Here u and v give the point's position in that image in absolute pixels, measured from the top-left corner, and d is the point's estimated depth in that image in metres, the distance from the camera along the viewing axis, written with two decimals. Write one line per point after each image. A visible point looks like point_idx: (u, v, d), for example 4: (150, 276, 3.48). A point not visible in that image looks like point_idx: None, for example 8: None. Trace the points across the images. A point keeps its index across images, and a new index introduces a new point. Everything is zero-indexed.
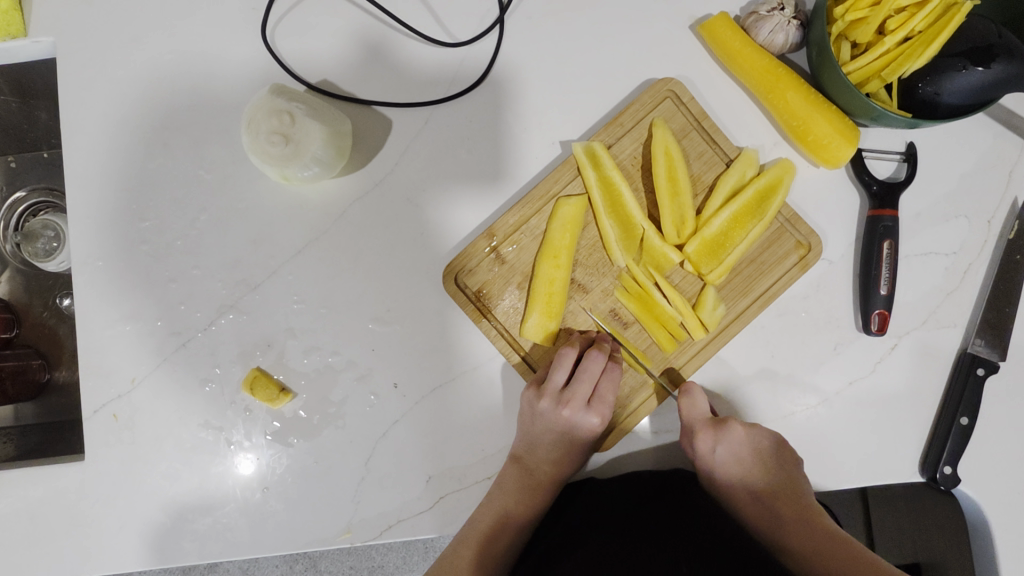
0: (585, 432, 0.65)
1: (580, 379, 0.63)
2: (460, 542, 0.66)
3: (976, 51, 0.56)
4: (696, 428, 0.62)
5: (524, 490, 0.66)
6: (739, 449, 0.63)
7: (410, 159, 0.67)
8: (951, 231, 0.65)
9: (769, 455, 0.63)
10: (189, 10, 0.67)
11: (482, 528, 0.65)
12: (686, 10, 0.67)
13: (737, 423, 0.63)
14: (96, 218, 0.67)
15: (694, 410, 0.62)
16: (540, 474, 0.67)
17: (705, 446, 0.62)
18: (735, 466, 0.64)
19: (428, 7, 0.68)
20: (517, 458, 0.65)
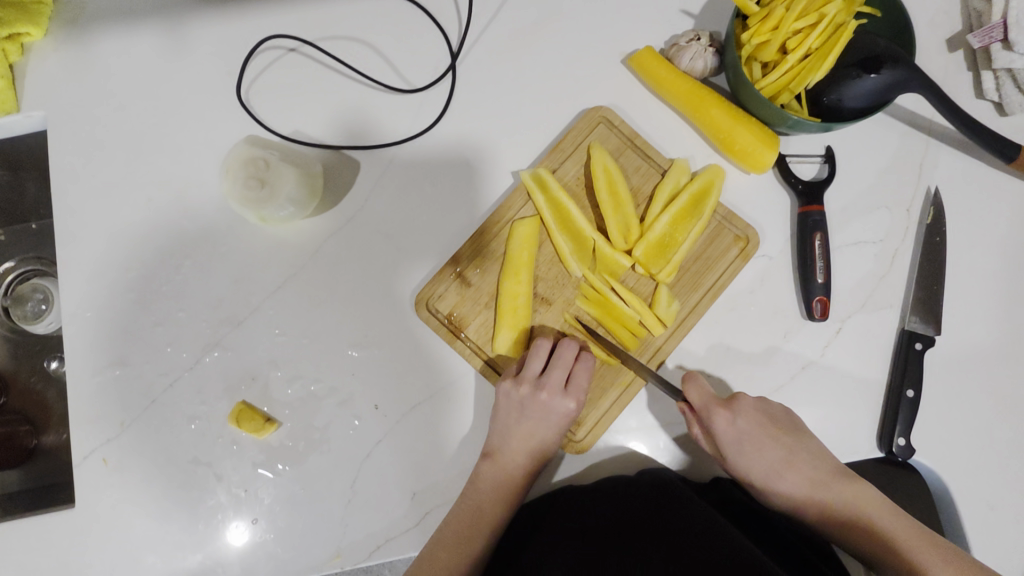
0: (562, 418, 0.67)
1: (555, 362, 0.67)
2: (436, 546, 0.64)
3: (866, 61, 0.64)
4: (711, 409, 0.64)
5: (499, 487, 0.67)
6: (753, 423, 0.65)
7: (377, 194, 0.73)
8: (875, 221, 0.72)
9: (773, 424, 0.65)
10: (168, 78, 0.74)
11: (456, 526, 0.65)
12: (617, 47, 0.75)
13: (743, 399, 0.66)
14: (84, 271, 0.71)
15: (703, 392, 0.65)
16: (512, 472, 0.67)
17: (724, 426, 0.63)
18: (752, 442, 0.65)
19: (387, 60, 0.75)
20: (492, 453, 0.67)
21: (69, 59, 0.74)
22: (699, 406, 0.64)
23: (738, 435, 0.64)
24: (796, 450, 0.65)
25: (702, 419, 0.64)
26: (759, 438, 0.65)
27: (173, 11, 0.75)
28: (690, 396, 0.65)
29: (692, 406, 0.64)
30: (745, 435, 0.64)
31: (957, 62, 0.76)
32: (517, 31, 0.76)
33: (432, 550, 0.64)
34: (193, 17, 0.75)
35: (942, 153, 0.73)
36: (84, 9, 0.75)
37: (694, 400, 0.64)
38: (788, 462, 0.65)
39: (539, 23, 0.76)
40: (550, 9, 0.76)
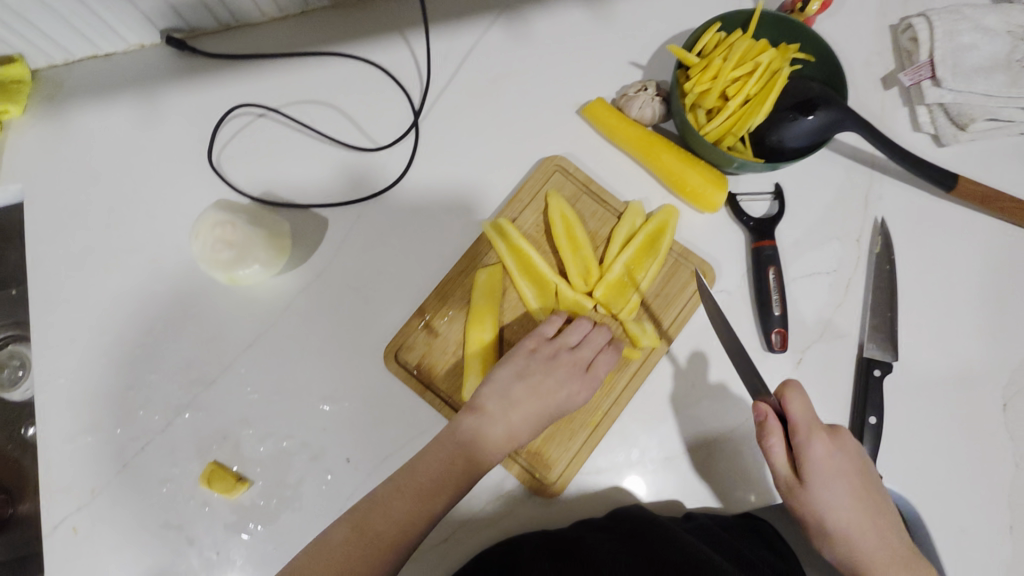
0: (565, 398, 0.65)
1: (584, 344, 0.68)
2: (393, 492, 0.59)
3: (800, 104, 0.68)
4: (811, 428, 0.60)
5: (477, 449, 0.61)
6: (843, 460, 0.61)
7: (345, 248, 0.75)
8: (828, 252, 0.74)
9: (861, 468, 0.62)
10: (143, 148, 0.77)
11: (418, 478, 0.60)
12: (571, 98, 0.79)
13: (844, 435, 0.63)
14: (57, 339, 0.72)
15: (806, 413, 0.61)
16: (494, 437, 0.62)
17: (815, 449, 0.60)
18: (837, 477, 0.60)
19: (352, 121, 0.79)
20: (477, 411, 0.63)
21: (47, 134, 0.77)
22: (800, 422, 0.61)
23: (828, 462, 0.60)
24: (871, 500, 0.61)
25: (799, 435, 0.60)
26: (845, 474, 0.61)
27: (147, 84, 0.79)
28: (793, 409, 0.61)
29: (791, 419, 0.61)
30: (837, 467, 0.60)
31: (892, 99, 0.80)
32: (476, 88, 0.80)
33: (387, 490, 0.59)
34: (167, 89, 0.79)
35: (886, 185, 0.76)
36: (63, 86, 0.79)
37: (798, 415, 0.61)
38: (859, 508, 0.61)
39: (497, 80, 0.80)
40: (507, 67, 0.80)
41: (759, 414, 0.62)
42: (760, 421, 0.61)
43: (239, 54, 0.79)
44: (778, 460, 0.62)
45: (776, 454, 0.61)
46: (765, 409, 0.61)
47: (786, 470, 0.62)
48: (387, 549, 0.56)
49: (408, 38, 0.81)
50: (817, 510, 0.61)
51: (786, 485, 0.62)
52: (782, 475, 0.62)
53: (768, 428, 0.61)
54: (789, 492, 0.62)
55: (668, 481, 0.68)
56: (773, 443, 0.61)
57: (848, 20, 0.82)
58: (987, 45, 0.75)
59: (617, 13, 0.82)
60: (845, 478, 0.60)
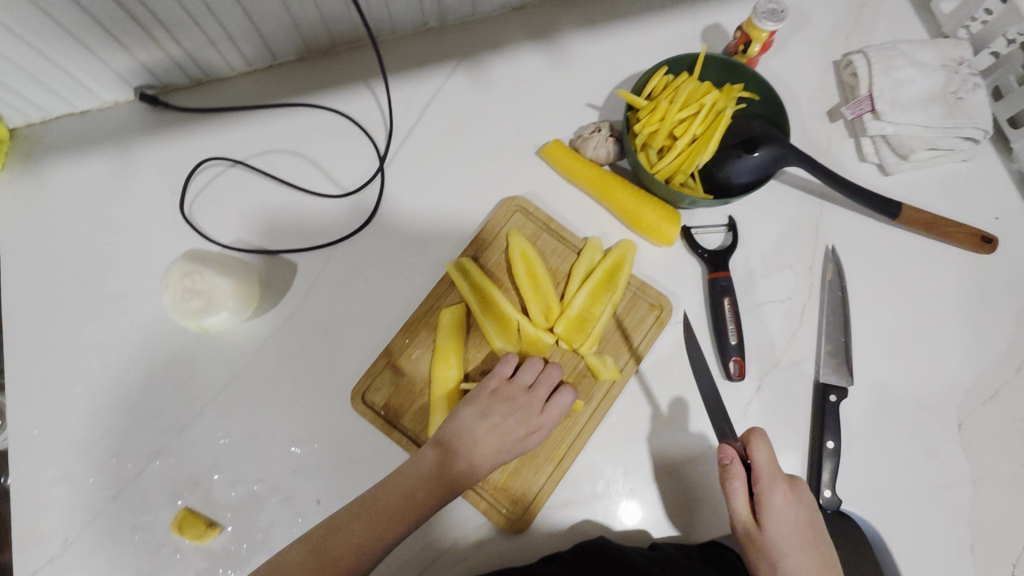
0: (522, 436, 0.67)
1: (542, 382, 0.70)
2: (353, 518, 0.59)
3: (744, 142, 0.72)
4: (772, 475, 0.63)
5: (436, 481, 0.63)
6: (800, 509, 0.63)
7: (314, 291, 0.77)
8: (782, 281, 0.77)
9: (815, 522, 0.63)
10: (117, 200, 0.80)
11: (378, 503, 0.60)
12: (531, 140, 0.83)
13: (803, 485, 0.65)
14: (30, 390, 0.74)
15: (770, 460, 0.64)
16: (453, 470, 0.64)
17: (774, 495, 0.63)
18: (792, 525, 0.62)
19: (320, 168, 0.82)
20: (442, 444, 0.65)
21: (24, 190, 0.80)
22: (763, 468, 0.63)
23: (784, 510, 0.63)
24: (821, 555, 0.63)
25: (761, 481, 0.63)
26: (799, 524, 0.63)
27: (122, 139, 0.82)
28: (758, 456, 0.63)
29: (755, 465, 0.63)
30: (794, 514, 0.63)
31: (838, 131, 0.84)
32: (439, 133, 0.83)
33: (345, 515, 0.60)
34: (141, 143, 0.82)
35: (835, 214, 0.79)
36: (40, 143, 0.81)
37: (762, 462, 0.63)
38: (812, 559, 0.62)
39: (459, 125, 0.83)
40: (468, 112, 0.84)
41: (724, 456, 0.64)
42: (726, 464, 0.63)
43: (210, 108, 0.83)
44: (739, 502, 0.63)
45: (737, 496, 0.63)
46: (732, 452, 0.63)
47: (745, 513, 0.63)
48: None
49: (374, 88, 0.85)
50: (771, 557, 0.62)
51: (743, 528, 0.64)
52: (741, 518, 0.63)
53: (732, 471, 0.63)
54: (744, 536, 0.64)
55: (633, 512, 0.70)
56: (736, 486, 0.63)
57: (793, 57, 0.86)
58: (923, 79, 0.79)
59: (572, 58, 0.86)
60: (799, 528, 0.62)
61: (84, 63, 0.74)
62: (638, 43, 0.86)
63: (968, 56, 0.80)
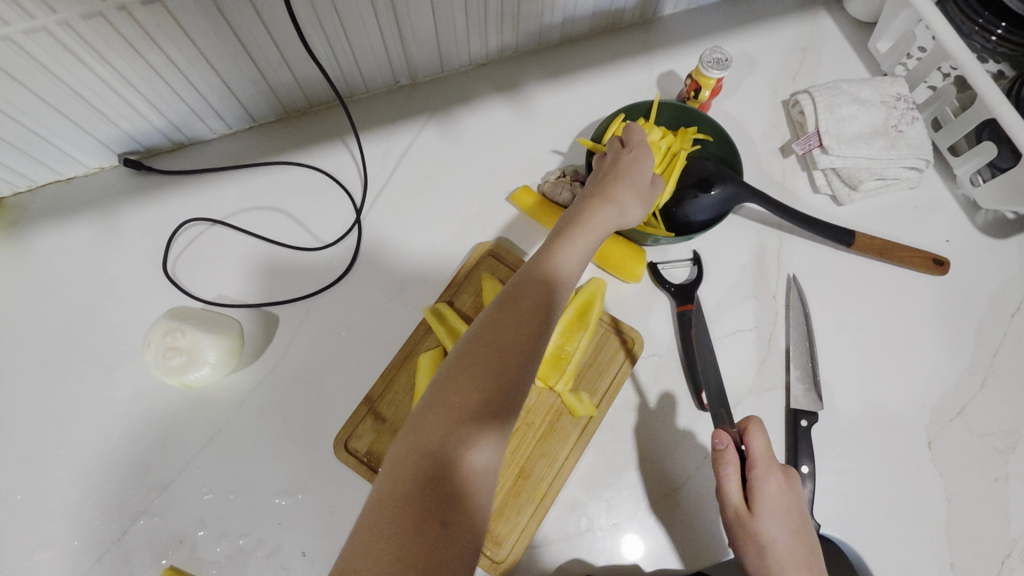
0: (624, 165, 0.70)
1: (614, 174, 0.70)
2: (500, 313, 0.56)
3: (699, 182, 0.76)
4: (767, 464, 0.65)
5: (522, 327, 0.55)
6: (790, 500, 0.64)
7: (297, 341, 0.79)
8: (747, 311, 0.80)
9: (803, 513, 0.65)
10: (103, 262, 0.82)
11: (522, 291, 0.58)
12: (501, 186, 0.87)
13: (797, 478, 0.66)
14: (14, 454, 0.74)
15: (767, 448, 0.65)
16: (535, 310, 0.57)
17: (768, 484, 0.64)
18: (781, 513, 0.63)
19: (299, 223, 0.85)
20: (506, 303, 0.57)
21: (10, 256, 0.82)
22: (758, 457, 0.65)
23: (777, 500, 0.64)
24: (809, 548, 0.63)
25: (756, 469, 0.64)
26: (790, 516, 0.63)
27: (107, 203, 0.85)
28: (754, 444, 0.65)
29: (750, 452, 0.65)
30: (784, 505, 0.64)
31: (792, 165, 0.89)
32: (414, 183, 0.87)
33: (423, 413, 0.52)
34: (126, 207, 0.85)
35: (794, 243, 0.83)
36: (26, 211, 0.84)
37: (757, 449, 0.65)
38: (800, 552, 0.62)
39: (432, 174, 0.87)
40: (441, 162, 0.88)
41: (719, 442, 0.65)
42: (720, 450, 0.65)
43: (191, 170, 0.86)
44: (730, 488, 0.65)
45: (729, 480, 0.65)
46: (726, 439, 0.65)
47: (737, 500, 0.65)
48: (514, 356, 0.54)
49: (349, 143, 0.89)
50: (760, 545, 0.62)
51: (734, 513, 0.65)
52: (732, 502, 0.65)
53: (728, 456, 0.65)
54: (735, 521, 0.65)
55: (617, 546, 0.71)
56: (728, 471, 0.65)
57: (744, 98, 0.92)
58: (864, 115, 0.84)
59: (537, 108, 0.91)
60: (789, 514, 0.63)
61: (69, 135, 0.77)
62: (597, 92, 0.92)
63: (904, 92, 0.86)
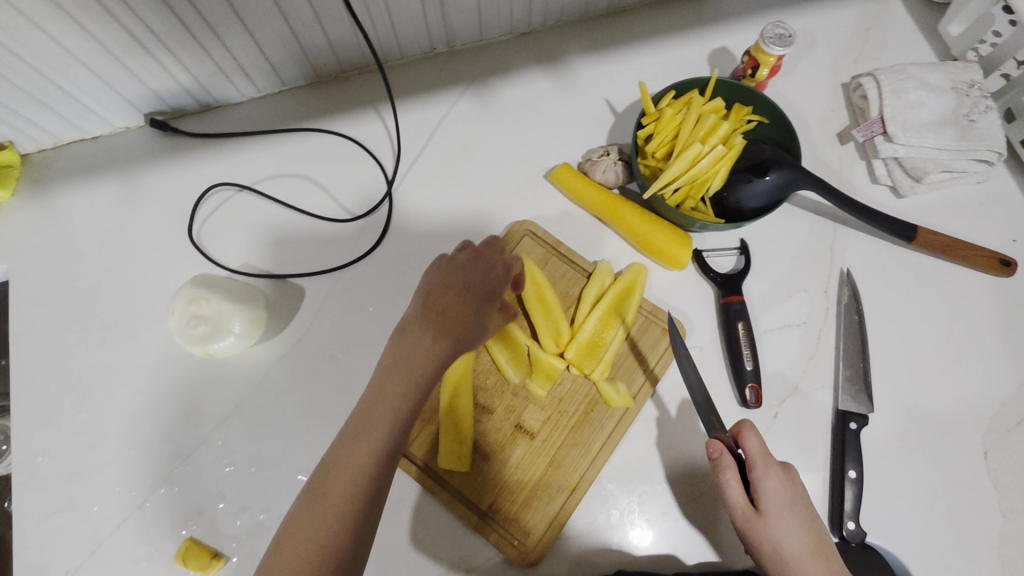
0: (478, 274, 0.63)
1: (433, 302, 0.59)
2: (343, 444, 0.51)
3: (754, 166, 0.72)
4: (766, 462, 0.62)
5: (343, 494, 0.50)
6: (792, 494, 0.62)
7: (323, 316, 0.76)
8: (796, 305, 0.76)
9: (810, 506, 0.62)
10: (126, 224, 0.80)
11: (364, 419, 0.53)
12: (539, 164, 0.83)
13: (793, 470, 0.64)
14: (36, 415, 0.73)
15: (760, 447, 0.62)
16: (362, 468, 0.50)
17: (770, 481, 0.61)
18: (788, 511, 0.60)
19: (328, 193, 0.82)
20: (311, 495, 0.50)
21: (35, 215, 0.80)
22: (756, 457, 0.62)
23: (783, 497, 0.61)
24: (821, 541, 0.61)
25: (756, 469, 0.61)
26: (796, 510, 0.61)
27: (131, 163, 0.82)
28: (750, 444, 0.62)
29: (748, 453, 0.62)
30: (790, 500, 0.61)
31: (849, 153, 0.83)
32: (447, 157, 0.83)
33: None
34: (151, 168, 0.82)
35: (849, 236, 0.79)
36: (51, 169, 0.82)
37: (753, 448, 0.62)
38: (814, 545, 0.60)
39: (466, 148, 0.84)
40: (476, 135, 0.84)
41: (712, 450, 0.63)
42: (715, 457, 0.63)
43: (218, 133, 0.83)
44: (734, 493, 0.62)
45: (730, 486, 0.62)
46: (719, 444, 0.63)
47: (743, 503, 0.61)
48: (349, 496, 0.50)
49: (382, 112, 0.85)
50: (775, 545, 0.59)
51: (743, 518, 0.61)
52: (739, 506, 0.61)
53: (722, 462, 0.62)
54: (744, 525, 0.61)
55: (649, 543, 0.68)
56: (729, 476, 0.61)
57: (801, 80, 0.86)
58: (932, 102, 0.78)
59: (580, 82, 0.86)
60: (796, 509, 0.60)
61: (95, 91, 0.74)
62: (644, 67, 0.87)
63: (978, 79, 0.80)
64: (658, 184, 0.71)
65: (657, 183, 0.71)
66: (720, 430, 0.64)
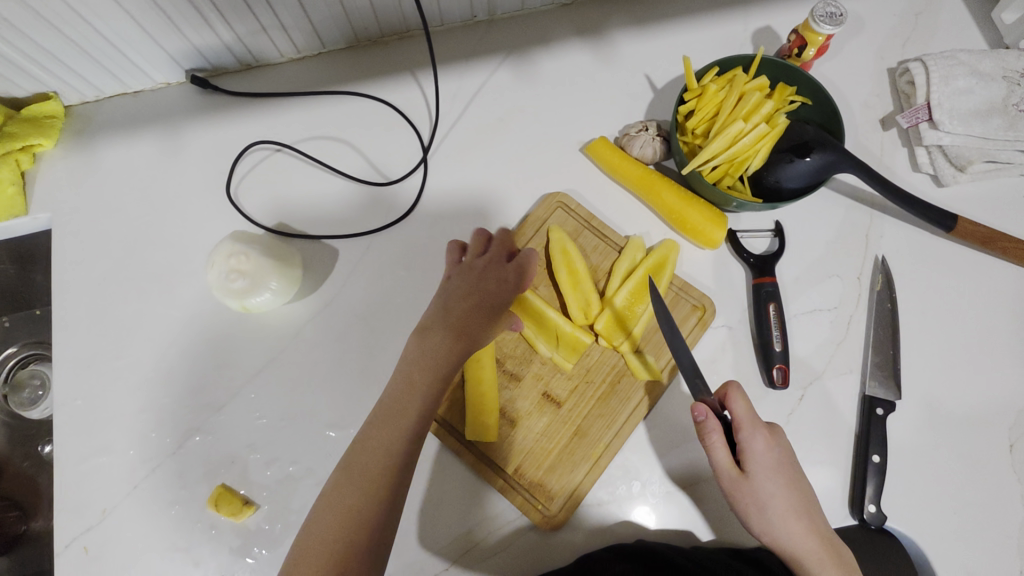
0: (491, 275, 0.69)
1: (455, 307, 0.66)
2: (370, 426, 0.59)
3: (797, 147, 0.71)
4: (752, 425, 0.64)
5: (370, 465, 0.57)
6: (776, 452, 0.65)
7: (356, 278, 0.77)
8: (828, 290, 0.76)
9: (792, 463, 0.66)
10: (165, 179, 0.81)
11: (387, 404, 0.60)
12: (575, 137, 0.82)
13: (777, 428, 0.67)
14: (76, 361, 0.75)
15: (745, 409, 0.64)
16: (387, 442, 0.58)
17: (756, 443, 0.64)
18: (770, 468, 0.64)
19: (364, 156, 0.82)
20: (348, 470, 0.57)
21: (76, 165, 0.81)
22: (742, 420, 0.64)
23: (767, 456, 0.64)
24: (803, 494, 0.65)
25: (742, 432, 0.64)
26: (779, 467, 0.64)
27: (170, 119, 0.83)
28: (736, 408, 0.64)
29: (734, 417, 0.64)
30: (774, 459, 0.64)
31: (892, 140, 0.82)
32: (483, 126, 0.83)
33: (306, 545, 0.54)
34: (190, 124, 0.83)
35: (886, 223, 0.78)
36: (93, 121, 0.83)
37: (739, 412, 0.64)
38: (793, 498, 0.64)
39: (503, 119, 0.83)
40: (513, 106, 0.84)
41: (698, 413, 0.64)
42: (701, 420, 0.64)
43: (257, 93, 0.84)
44: (719, 455, 0.64)
45: (716, 448, 0.64)
46: (705, 408, 0.64)
47: (728, 464, 0.64)
48: (376, 466, 0.56)
49: (420, 79, 0.85)
50: (758, 501, 0.63)
51: (728, 477, 0.64)
52: (725, 467, 0.64)
53: (708, 426, 0.63)
54: (729, 484, 0.64)
55: (669, 513, 0.70)
56: (715, 439, 0.63)
57: (846, 63, 0.85)
58: (983, 90, 0.77)
59: (620, 57, 0.85)
60: (779, 467, 0.64)
61: (139, 45, 0.75)
62: (686, 44, 0.86)
63: None
64: (698, 159, 0.70)
65: (697, 158, 0.70)
66: (706, 395, 0.65)
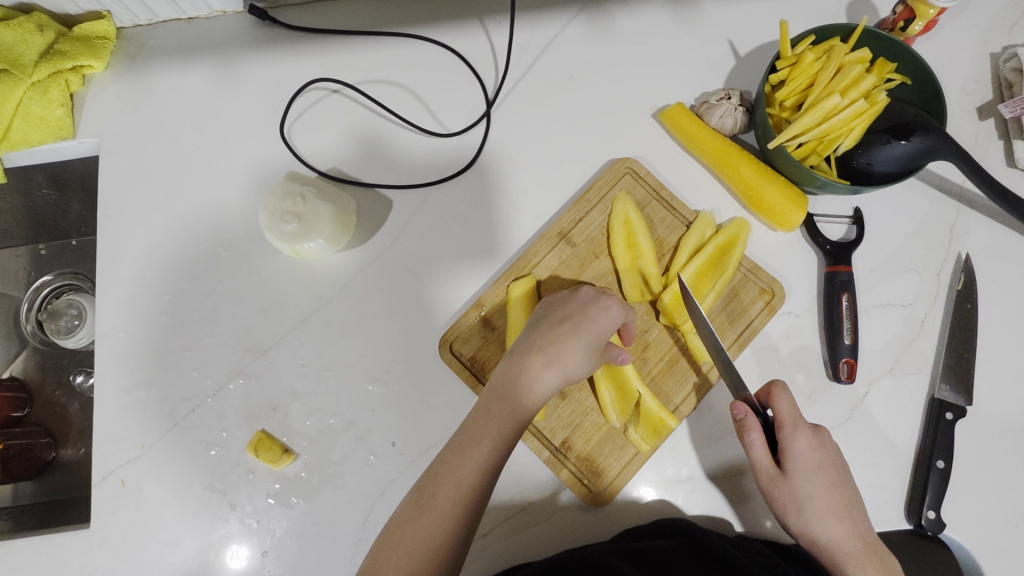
0: (594, 317, 0.62)
1: (539, 341, 0.61)
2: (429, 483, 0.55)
3: (895, 127, 0.65)
4: (796, 425, 0.61)
5: (422, 533, 0.52)
6: (821, 456, 0.61)
7: (409, 232, 0.74)
8: (904, 285, 0.71)
9: (838, 466, 0.62)
10: (218, 112, 0.78)
11: (447, 461, 0.55)
12: (648, 102, 0.78)
13: (826, 432, 0.63)
14: (121, 293, 0.73)
15: (786, 409, 0.62)
16: (444, 504, 0.53)
17: (798, 443, 0.61)
18: (815, 471, 0.61)
19: (424, 105, 0.78)
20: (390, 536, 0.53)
21: (126, 91, 0.78)
22: (785, 419, 0.61)
23: (810, 458, 0.61)
24: (847, 500, 0.61)
25: (783, 430, 0.61)
26: (823, 470, 0.61)
27: (225, 49, 0.79)
28: (778, 406, 0.62)
29: (775, 415, 0.62)
30: (818, 462, 0.61)
31: (987, 131, 0.77)
32: (551, 83, 0.78)
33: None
34: (246, 57, 0.79)
35: (974, 220, 0.73)
36: (145, 45, 0.79)
37: (782, 410, 0.62)
38: (837, 502, 0.61)
39: (573, 76, 0.78)
40: (584, 63, 0.79)
41: (738, 411, 0.62)
42: (740, 418, 0.62)
43: (316, 28, 0.79)
44: (758, 454, 0.61)
45: (755, 447, 0.61)
46: (745, 406, 0.62)
47: (767, 464, 0.61)
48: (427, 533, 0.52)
49: (488, 26, 0.80)
50: (798, 503, 0.60)
51: (766, 477, 0.62)
52: (762, 467, 0.61)
53: (745, 425, 0.61)
54: (768, 485, 0.62)
55: (716, 501, 0.67)
56: (754, 438, 0.61)
57: (948, 43, 0.79)
58: None
59: (704, 18, 0.79)
60: (823, 470, 0.61)
61: None
62: (776, 8, 0.79)
63: None
64: (786, 134, 0.65)
65: (785, 133, 0.66)
66: (747, 393, 0.62)
